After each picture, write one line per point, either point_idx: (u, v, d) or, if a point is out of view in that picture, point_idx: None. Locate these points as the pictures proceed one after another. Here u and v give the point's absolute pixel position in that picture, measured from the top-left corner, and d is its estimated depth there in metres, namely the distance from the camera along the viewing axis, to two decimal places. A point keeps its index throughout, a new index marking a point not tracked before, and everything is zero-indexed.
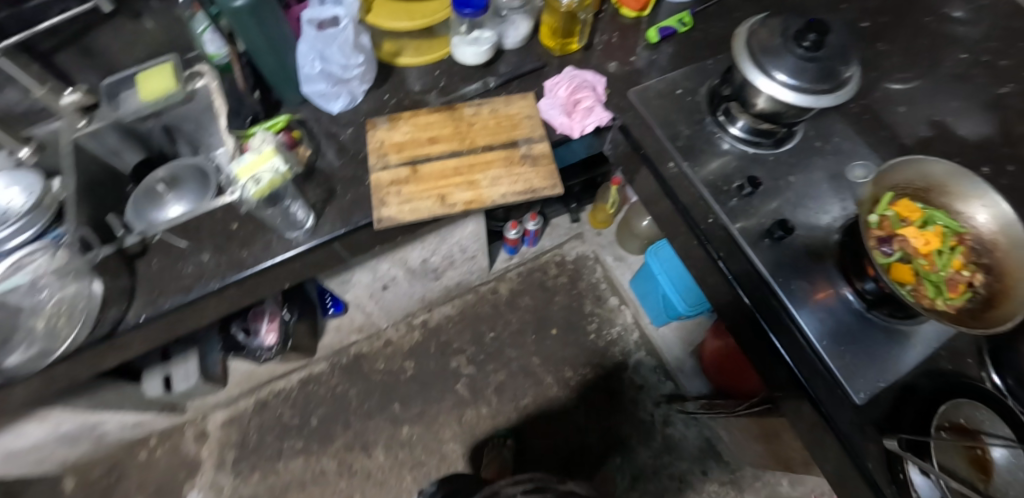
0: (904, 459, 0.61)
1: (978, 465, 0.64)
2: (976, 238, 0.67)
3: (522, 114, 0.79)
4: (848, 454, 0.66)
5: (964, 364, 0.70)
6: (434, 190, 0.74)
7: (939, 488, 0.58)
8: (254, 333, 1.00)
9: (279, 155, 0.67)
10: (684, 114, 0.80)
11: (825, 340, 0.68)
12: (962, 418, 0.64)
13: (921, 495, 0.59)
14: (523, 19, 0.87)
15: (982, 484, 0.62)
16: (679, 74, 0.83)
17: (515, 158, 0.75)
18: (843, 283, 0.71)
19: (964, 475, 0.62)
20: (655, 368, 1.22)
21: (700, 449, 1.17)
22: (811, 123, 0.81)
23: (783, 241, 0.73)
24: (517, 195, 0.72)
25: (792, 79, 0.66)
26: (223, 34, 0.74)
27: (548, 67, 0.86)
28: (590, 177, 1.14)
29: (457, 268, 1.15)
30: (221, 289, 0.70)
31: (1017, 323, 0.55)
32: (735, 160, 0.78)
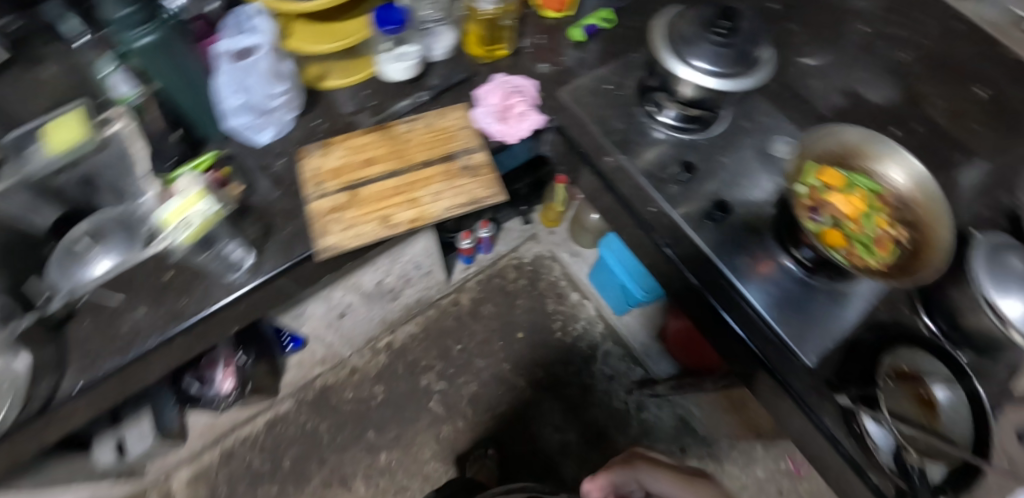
0: (858, 412, 0.65)
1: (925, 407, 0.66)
2: (896, 196, 0.69)
3: (455, 126, 0.79)
4: (806, 414, 0.69)
5: (898, 313, 0.74)
6: (377, 212, 0.73)
7: (893, 436, 0.62)
8: (208, 381, 0.97)
9: (207, 197, 0.64)
10: (614, 109, 0.82)
11: (773, 311, 0.71)
12: (904, 363, 0.69)
13: (877, 445, 0.63)
14: (449, 30, 0.87)
15: (930, 423, 0.64)
16: (606, 70, 0.85)
17: (455, 170, 0.75)
18: (782, 253, 0.75)
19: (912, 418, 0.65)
20: (623, 356, 1.26)
21: (677, 427, 1.21)
22: (733, 106, 0.85)
23: (723, 221, 0.76)
24: (461, 206, 0.72)
25: (713, 68, 0.69)
26: (135, 74, 0.69)
27: (478, 76, 0.87)
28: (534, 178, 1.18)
29: (414, 286, 1.15)
30: (164, 342, 0.67)
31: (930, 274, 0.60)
32: (668, 148, 0.80)
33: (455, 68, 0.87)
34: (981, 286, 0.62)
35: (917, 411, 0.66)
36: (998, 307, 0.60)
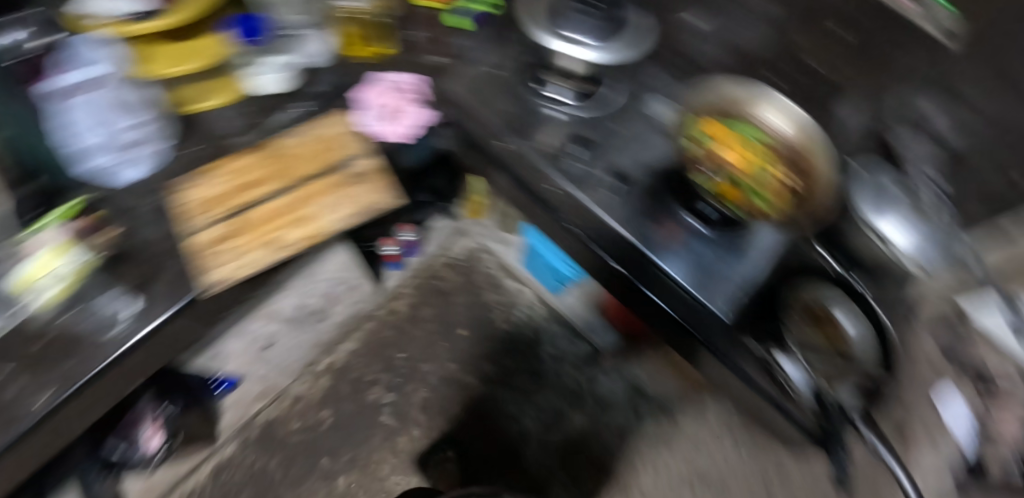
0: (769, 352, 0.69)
1: (831, 340, 0.68)
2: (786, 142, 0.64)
3: (337, 134, 0.79)
4: (726, 365, 0.72)
5: (806, 253, 0.73)
6: (268, 233, 0.71)
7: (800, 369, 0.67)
8: (134, 442, 0.92)
9: (75, 247, 0.61)
10: (501, 93, 0.80)
11: (684, 272, 0.70)
12: (815, 304, 0.68)
13: (782, 375, 0.68)
14: (325, 33, 0.82)
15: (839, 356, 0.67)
16: (489, 54, 0.83)
17: (343, 180, 0.76)
18: (684, 210, 0.74)
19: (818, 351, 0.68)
20: (567, 335, 1.26)
21: (630, 395, 1.22)
22: (623, 71, 0.84)
23: (625, 187, 0.75)
24: (356, 216, 0.75)
25: (595, 43, 0.71)
26: None
27: (354, 81, 0.83)
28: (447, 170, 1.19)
29: (344, 303, 1.16)
30: (55, 411, 0.55)
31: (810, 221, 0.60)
32: (562, 124, 0.79)
33: (333, 73, 0.83)
34: (860, 211, 0.65)
35: (829, 340, 0.68)
36: (880, 231, 0.63)
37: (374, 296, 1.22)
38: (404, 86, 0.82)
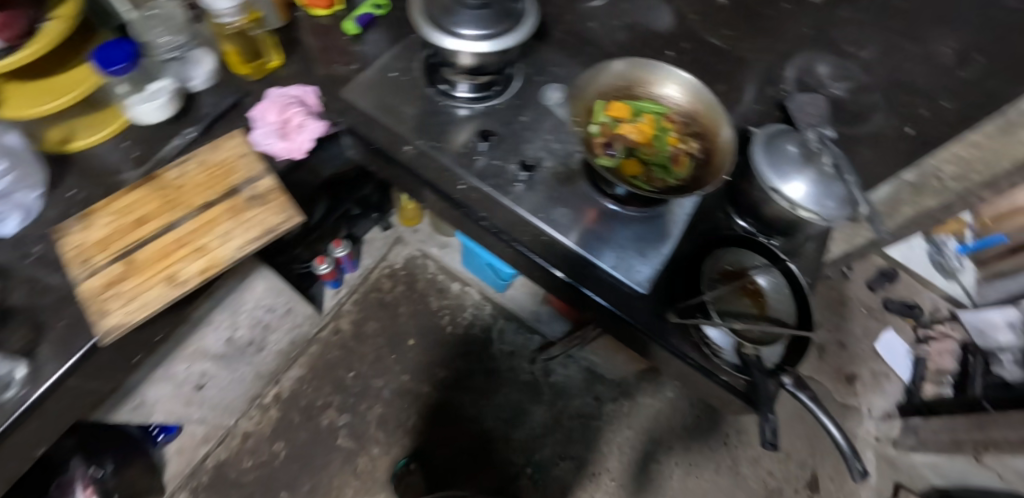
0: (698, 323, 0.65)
1: (751, 297, 0.69)
2: (680, 113, 0.71)
3: (235, 156, 0.70)
4: (657, 343, 0.67)
5: (717, 221, 0.76)
6: (160, 273, 0.63)
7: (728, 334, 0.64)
8: None
9: None
10: (402, 96, 0.77)
11: (594, 247, 0.69)
12: (728, 264, 0.71)
13: (716, 346, 0.66)
14: (204, 53, 0.77)
15: (758, 311, 0.68)
16: (387, 58, 0.80)
17: (240, 204, 0.66)
18: (600, 196, 0.72)
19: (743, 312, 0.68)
20: (518, 329, 1.28)
21: (586, 379, 1.27)
22: (526, 61, 0.83)
23: (534, 177, 0.72)
24: (254, 242, 0.64)
25: (482, 31, 0.66)
26: None
27: (250, 97, 0.77)
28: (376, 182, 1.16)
29: (279, 330, 1.07)
30: None
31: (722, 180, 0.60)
32: (469, 121, 0.77)
33: (220, 90, 0.77)
34: (764, 170, 0.67)
35: (750, 304, 0.68)
36: (782, 187, 0.66)
37: (315, 318, 1.18)
38: (311, 106, 0.75)
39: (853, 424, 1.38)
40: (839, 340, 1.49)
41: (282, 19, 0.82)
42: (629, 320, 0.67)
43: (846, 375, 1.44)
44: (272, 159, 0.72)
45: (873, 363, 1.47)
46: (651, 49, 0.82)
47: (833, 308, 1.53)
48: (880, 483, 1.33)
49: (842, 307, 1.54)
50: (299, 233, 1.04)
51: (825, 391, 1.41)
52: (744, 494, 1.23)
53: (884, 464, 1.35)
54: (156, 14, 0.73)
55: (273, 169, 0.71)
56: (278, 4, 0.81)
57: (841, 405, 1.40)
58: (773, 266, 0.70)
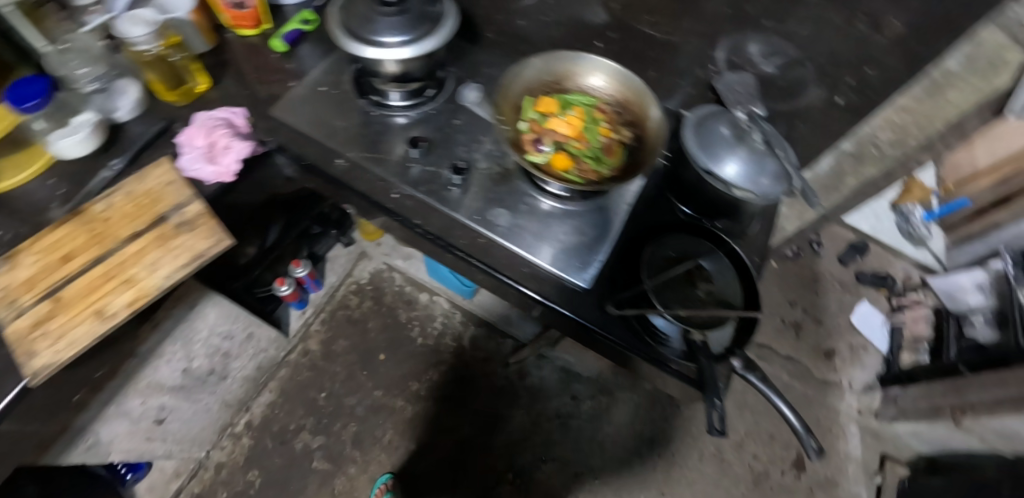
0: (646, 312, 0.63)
1: (698, 282, 0.67)
2: (610, 104, 0.71)
3: (162, 184, 0.68)
4: (603, 337, 0.65)
5: (661, 207, 0.75)
6: (88, 308, 0.61)
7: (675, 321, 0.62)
8: None
9: None
10: (334, 109, 0.76)
11: (534, 245, 0.68)
12: (672, 252, 0.69)
13: (666, 335, 0.64)
14: (129, 82, 0.74)
15: (706, 296, 0.66)
16: (318, 73, 0.80)
17: (168, 233, 0.65)
18: (538, 193, 0.71)
19: (690, 298, 0.65)
20: (489, 335, 1.28)
21: (563, 379, 1.26)
22: (459, 64, 0.82)
23: (468, 181, 0.71)
24: (183, 269, 0.63)
25: (403, 36, 0.66)
26: None
27: (179, 122, 0.75)
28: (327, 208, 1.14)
29: (241, 357, 1.05)
30: None
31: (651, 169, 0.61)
32: (403, 129, 0.76)
33: (147, 119, 0.75)
34: (696, 153, 0.66)
35: (699, 287, 0.66)
36: (714, 168, 0.66)
37: (282, 342, 1.18)
38: (239, 126, 0.73)
39: (835, 400, 1.38)
40: (816, 317, 1.49)
41: (209, 42, 0.80)
42: (571, 315, 0.65)
43: (824, 351, 1.44)
44: (200, 184, 0.70)
45: (850, 336, 1.47)
46: (581, 42, 0.82)
47: (807, 286, 1.53)
48: (866, 456, 1.33)
49: (816, 283, 1.54)
50: (255, 258, 1.02)
51: (804, 369, 1.41)
52: (729, 480, 1.23)
53: (868, 437, 1.35)
54: (70, 46, 0.70)
55: (201, 194, 0.69)
56: (204, 29, 0.79)
57: (821, 382, 1.40)
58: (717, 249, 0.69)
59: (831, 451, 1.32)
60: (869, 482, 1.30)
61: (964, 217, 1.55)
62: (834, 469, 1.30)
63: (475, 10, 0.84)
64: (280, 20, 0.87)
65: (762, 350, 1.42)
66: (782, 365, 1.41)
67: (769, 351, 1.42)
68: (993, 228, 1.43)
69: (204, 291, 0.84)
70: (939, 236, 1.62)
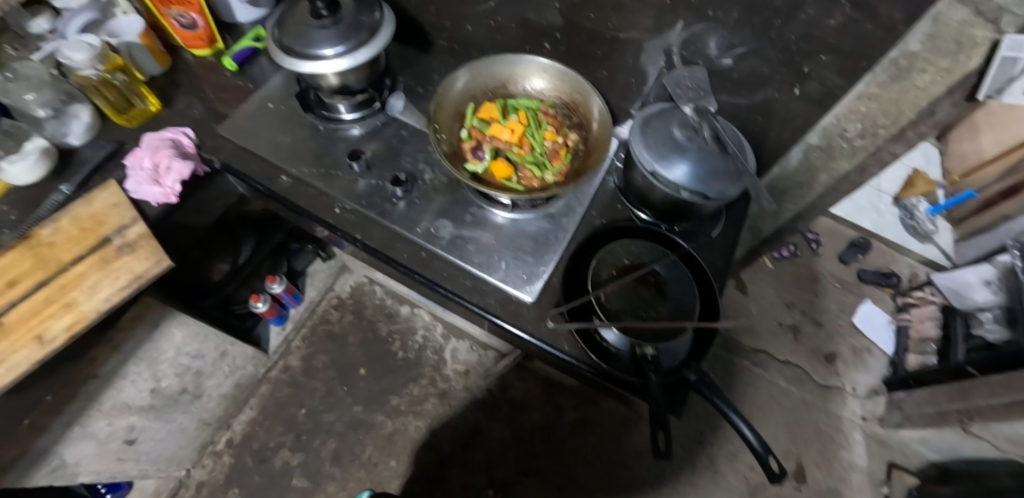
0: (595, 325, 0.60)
1: (651, 290, 0.63)
2: (558, 107, 0.72)
3: (107, 206, 0.67)
4: (550, 352, 0.62)
5: (615, 213, 0.71)
6: (26, 333, 0.59)
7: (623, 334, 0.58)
8: None
9: None
10: (281, 125, 0.77)
11: (477, 258, 0.66)
12: (625, 259, 0.65)
13: (617, 349, 0.60)
14: (80, 106, 0.74)
15: (660, 305, 0.62)
16: (269, 90, 0.81)
17: (109, 255, 0.64)
18: (485, 203, 0.69)
19: (640, 307, 0.62)
20: (471, 347, 1.26)
21: (546, 391, 1.23)
22: (410, 75, 0.82)
23: (411, 193, 0.70)
24: (122, 292, 0.62)
25: (340, 47, 0.65)
26: None
27: (129, 144, 0.76)
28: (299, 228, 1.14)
29: (216, 375, 1.06)
30: None
31: (591, 174, 0.60)
32: (350, 141, 0.75)
33: (99, 142, 0.75)
34: (643, 153, 0.63)
35: (650, 296, 0.63)
36: (662, 170, 0.62)
37: (260, 358, 1.18)
38: (186, 147, 0.74)
39: (837, 406, 1.31)
40: (815, 319, 1.43)
41: (161, 64, 0.82)
42: (513, 329, 0.63)
43: (825, 355, 1.38)
44: (146, 205, 0.71)
45: (853, 338, 1.41)
46: (530, 44, 0.80)
47: (804, 286, 1.47)
48: (871, 465, 1.26)
49: (814, 284, 1.48)
50: (229, 275, 1.01)
51: (804, 374, 1.35)
52: (723, 492, 1.17)
53: (874, 444, 1.28)
54: (14, 75, 0.70)
55: (145, 216, 0.69)
56: (156, 52, 0.80)
57: (821, 387, 1.33)
58: (674, 255, 0.65)
59: (834, 461, 1.25)
60: (876, 491, 1.23)
61: (972, 209, 1.47)
62: (837, 480, 1.23)
63: (425, 18, 0.83)
64: (234, 38, 0.87)
65: (757, 355, 1.36)
66: (779, 370, 1.35)
67: (766, 355, 1.36)
68: (1001, 220, 1.36)
69: (165, 311, 0.84)
70: (946, 231, 1.54)
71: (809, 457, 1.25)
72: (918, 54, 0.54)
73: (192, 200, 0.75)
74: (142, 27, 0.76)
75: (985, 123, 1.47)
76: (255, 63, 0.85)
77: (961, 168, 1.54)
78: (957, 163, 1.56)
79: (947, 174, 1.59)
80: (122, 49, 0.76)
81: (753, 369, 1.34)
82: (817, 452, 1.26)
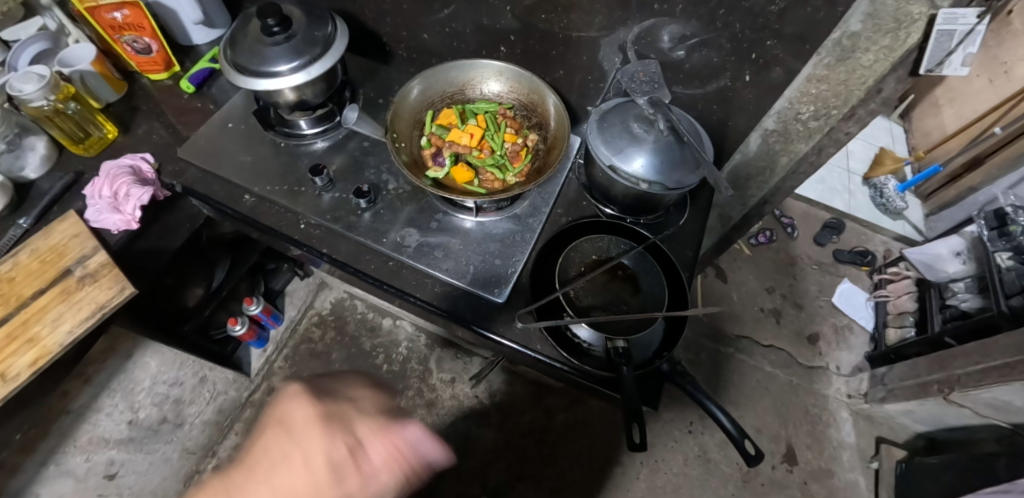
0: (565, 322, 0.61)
1: (619, 284, 0.64)
2: (516, 108, 0.72)
3: (66, 237, 0.66)
4: (523, 353, 0.62)
5: (581, 210, 0.72)
6: None
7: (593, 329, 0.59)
8: None
9: None
10: (242, 144, 0.76)
11: (446, 263, 0.66)
12: (592, 254, 0.66)
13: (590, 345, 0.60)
14: (36, 138, 0.73)
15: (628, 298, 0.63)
16: (228, 110, 0.80)
17: (71, 287, 0.63)
18: (450, 208, 0.69)
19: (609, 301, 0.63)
20: (455, 355, 1.26)
21: (534, 394, 1.23)
22: (371, 87, 0.82)
23: (377, 203, 0.70)
24: (85, 323, 0.61)
25: (293, 63, 0.65)
26: None
27: (88, 173, 0.75)
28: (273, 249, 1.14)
29: (197, 402, 1.09)
30: None
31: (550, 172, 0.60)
32: (313, 156, 0.75)
33: (56, 174, 0.74)
34: (601, 149, 0.64)
35: (617, 290, 0.64)
36: (620, 164, 0.63)
37: (242, 382, 1.15)
38: (145, 173, 0.73)
39: (823, 386, 1.33)
40: (795, 301, 1.45)
41: (118, 92, 0.81)
42: (486, 333, 0.63)
43: (808, 336, 1.39)
44: (108, 234, 0.70)
45: (834, 317, 1.43)
46: (487, 49, 0.81)
47: (784, 270, 1.49)
48: (861, 442, 1.27)
49: (793, 267, 1.50)
50: (203, 299, 0.99)
51: (788, 358, 1.36)
52: (717, 481, 1.18)
53: (862, 421, 1.29)
54: None
55: (107, 245, 0.68)
56: (111, 79, 0.79)
57: (806, 368, 1.35)
58: (639, 246, 0.66)
59: (823, 440, 1.26)
60: (866, 468, 1.24)
61: (939, 183, 1.51)
62: (828, 459, 1.25)
63: (382, 29, 0.84)
64: (192, 60, 0.87)
65: (741, 342, 1.38)
66: (763, 355, 1.36)
67: (749, 341, 1.38)
68: (968, 192, 1.39)
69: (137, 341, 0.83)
70: (917, 206, 1.57)
71: (799, 439, 1.26)
72: (860, 33, 0.54)
73: (156, 225, 0.74)
74: (95, 55, 0.76)
75: (944, 99, 1.51)
76: (214, 84, 0.84)
77: (926, 144, 1.58)
78: (922, 140, 1.60)
79: (913, 150, 1.63)
80: (74, 77, 0.75)
81: (738, 356, 1.36)
82: (806, 433, 1.27)
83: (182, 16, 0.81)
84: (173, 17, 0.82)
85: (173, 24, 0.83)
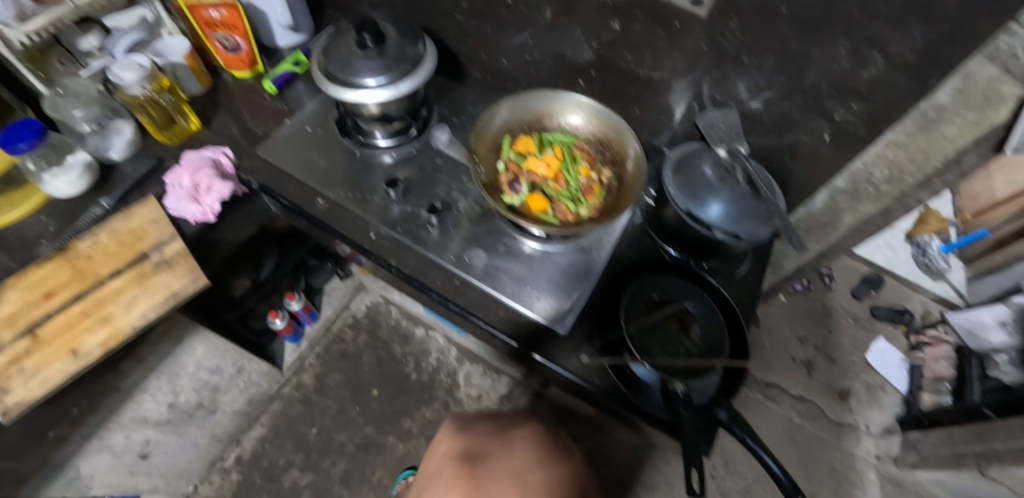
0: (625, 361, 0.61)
1: (681, 326, 0.64)
2: (592, 142, 0.74)
3: (146, 222, 0.68)
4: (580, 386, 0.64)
5: (644, 248, 0.72)
6: (65, 347, 0.61)
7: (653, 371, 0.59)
8: None
9: None
10: (318, 148, 0.79)
11: (510, 288, 0.66)
12: (655, 295, 0.66)
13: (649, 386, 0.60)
14: (123, 122, 0.76)
15: (689, 343, 0.62)
16: (307, 113, 0.83)
17: (146, 271, 0.65)
18: (519, 234, 0.70)
19: (673, 346, 0.62)
20: (484, 372, 1.26)
21: (558, 419, 1.22)
22: (443, 106, 0.85)
23: (445, 219, 0.72)
24: (157, 309, 0.64)
25: (382, 78, 0.67)
26: None
27: (169, 160, 0.78)
28: (320, 250, 1.16)
29: (228, 393, 1.17)
30: None
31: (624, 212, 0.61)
32: (384, 168, 0.77)
33: (139, 159, 0.77)
34: (676, 192, 0.65)
35: (679, 332, 0.63)
36: (697, 209, 0.64)
37: (275, 375, 1.21)
38: (225, 167, 0.75)
39: (851, 444, 1.30)
40: (828, 354, 1.42)
41: (203, 85, 0.84)
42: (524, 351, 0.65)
43: (839, 392, 1.37)
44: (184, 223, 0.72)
45: (867, 375, 1.40)
46: (563, 79, 0.82)
47: (818, 321, 1.47)
48: None
49: (827, 319, 1.48)
50: (249, 290, 1.00)
51: (818, 411, 1.34)
52: None
53: (890, 485, 1.26)
54: (65, 90, 0.72)
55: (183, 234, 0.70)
56: (198, 72, 0.82)
57: (836, 424, 1.33)
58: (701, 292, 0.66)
59: None
60: None
61: (985, 248, 1.46)
62: None
63: (461, 50, 0.86)
64: (273, 61, 0.90)
65: (770, 389, 1.36)
66: (791, 405, 1.34)
67: (779, 390, 1.36)
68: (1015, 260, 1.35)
69: None
70: (959, 268, 1.53)
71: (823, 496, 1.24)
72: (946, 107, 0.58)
73: (230, 218, 0.77)
74: (187, 47, 0.79)
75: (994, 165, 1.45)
76: (293, 86, 0.87)
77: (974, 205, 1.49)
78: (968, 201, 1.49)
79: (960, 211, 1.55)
80: (168, 69, 0.79)
81: (766, 404, 1.34)
82: (830, 490, 1.25)
83: (271, 19, 0.84)
84: (261, 19, 0.84)
85: (261, 25, 0.86)
